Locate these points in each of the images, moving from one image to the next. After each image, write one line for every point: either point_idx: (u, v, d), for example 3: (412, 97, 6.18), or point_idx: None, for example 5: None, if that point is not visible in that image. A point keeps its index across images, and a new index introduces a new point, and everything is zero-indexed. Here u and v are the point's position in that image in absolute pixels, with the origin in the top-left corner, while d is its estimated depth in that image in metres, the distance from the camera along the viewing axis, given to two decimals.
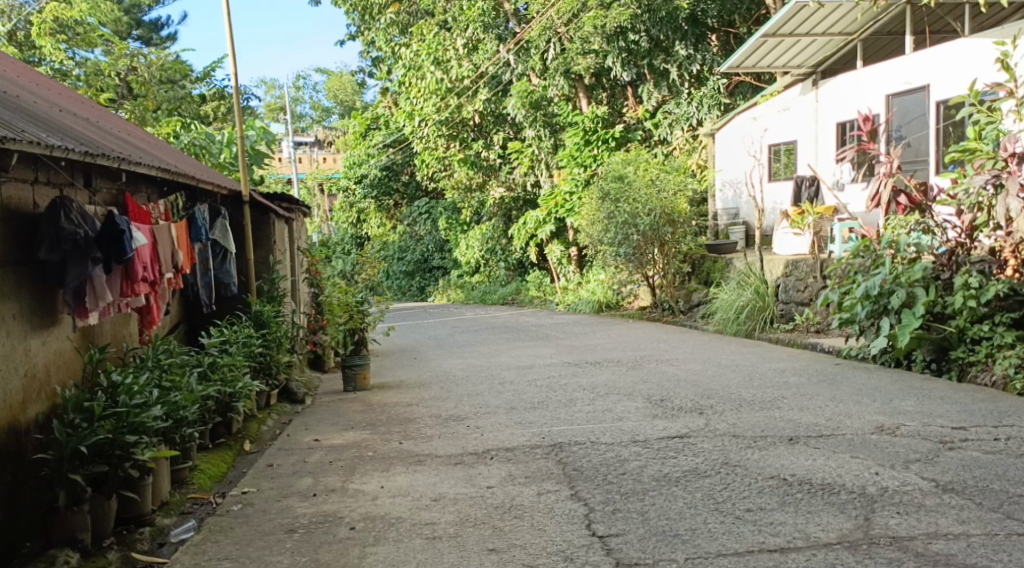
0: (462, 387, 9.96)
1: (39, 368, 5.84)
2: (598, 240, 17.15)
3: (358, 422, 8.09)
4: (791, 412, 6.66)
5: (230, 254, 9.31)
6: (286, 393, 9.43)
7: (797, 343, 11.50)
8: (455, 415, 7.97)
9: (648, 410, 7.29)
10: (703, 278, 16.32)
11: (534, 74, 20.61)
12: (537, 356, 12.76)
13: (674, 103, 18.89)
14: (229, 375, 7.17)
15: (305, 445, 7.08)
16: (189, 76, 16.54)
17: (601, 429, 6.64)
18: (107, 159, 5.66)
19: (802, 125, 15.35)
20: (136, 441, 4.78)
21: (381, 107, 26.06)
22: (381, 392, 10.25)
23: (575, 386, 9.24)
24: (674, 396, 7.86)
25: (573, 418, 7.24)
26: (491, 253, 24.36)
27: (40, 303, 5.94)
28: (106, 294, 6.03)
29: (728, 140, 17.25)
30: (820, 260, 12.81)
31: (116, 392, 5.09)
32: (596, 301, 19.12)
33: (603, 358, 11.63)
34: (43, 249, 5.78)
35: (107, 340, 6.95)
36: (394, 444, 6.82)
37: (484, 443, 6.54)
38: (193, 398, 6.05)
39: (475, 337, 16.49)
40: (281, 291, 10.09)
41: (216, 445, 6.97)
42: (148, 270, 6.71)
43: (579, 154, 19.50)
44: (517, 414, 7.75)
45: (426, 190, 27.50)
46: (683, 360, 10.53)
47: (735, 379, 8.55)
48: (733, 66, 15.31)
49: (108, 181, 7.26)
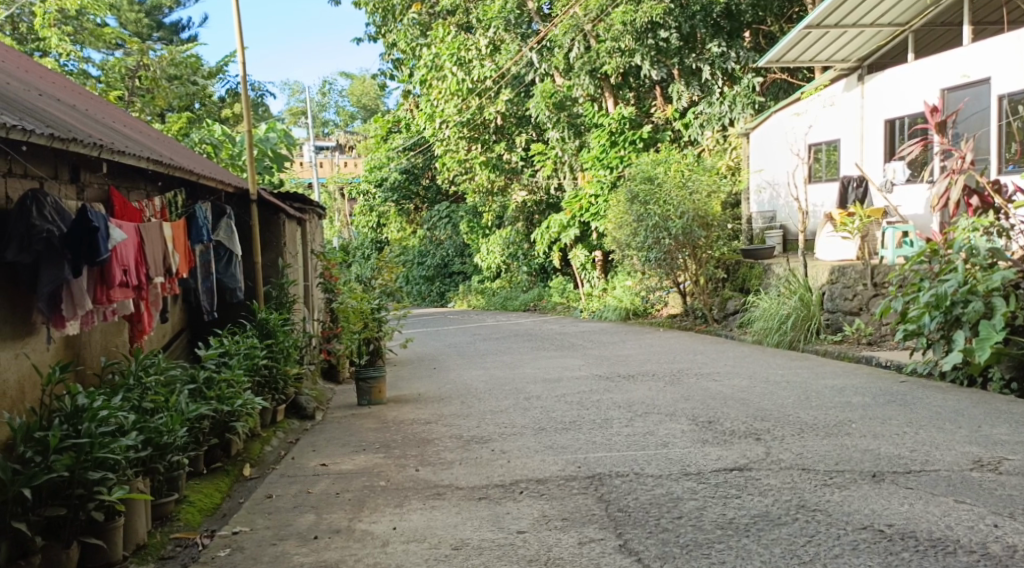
0: (485, 403, 9.20)
1: (10, 387, 5.28)
2: (626, 244, 16.37)
3: (371, 443, 7.33)
4: (864, 439, 5.85)
5: (235, 257, 8.61)
6: (295, 407, 8.68)
7: (848, 356, 10.66)
8: (478, 437, 7.21)
9: (695, 434, 6.48)
10: (739, 284, 15.63)
11: (559, 74, 19.95)
12: (564, 367, 11.96)
13: (706, 103, 17.99)
14: (227, 392, 6.42)
15: (311, 471, 6.31)
16: (202, 72, 15.91)
17: (645, 458, 5.83)
18: (83, 146, 4.94)
19: (847, 123, 14.45)
20: (100, 479, 4.11)
21: (401, 110, 25.39)
22: (398, 407, 9.49)
23: (609, 403, 8.44)
24: (723, 417, 7.04)
25: (611, 443, 6.44)
26: (513, 258, 23.60)
27: (9, 309, 5.29)
28: (85, 301, 5.38)
29: (765, 138, 16.37)
30: (870, 266, 11.94)
31: (79, 418, 4.43)
32: (623, 309, 18.33)
33: (637, 371, 10.82)
34: (11, 249, 5.08)
35: (95, 351, 6.36)
36: (410, 472, 6.06)
37: (513, 472, 5.75)
38: (180, 420, 5.33)
39: (498, 345, 15.71)
40: (291, 298, 9.36)
41: (211, 471, 6.21)
42: (131, 274, 5.97)
43: (605, 156, 18.76)
44: (547, 436, 6.99)
45: (447, 193, 26.85)
46: (725, 374, 9.70)
47: (790, 397, 7.71)
48: (772, 61, 14.46)
49: (93, 174, 6.58)
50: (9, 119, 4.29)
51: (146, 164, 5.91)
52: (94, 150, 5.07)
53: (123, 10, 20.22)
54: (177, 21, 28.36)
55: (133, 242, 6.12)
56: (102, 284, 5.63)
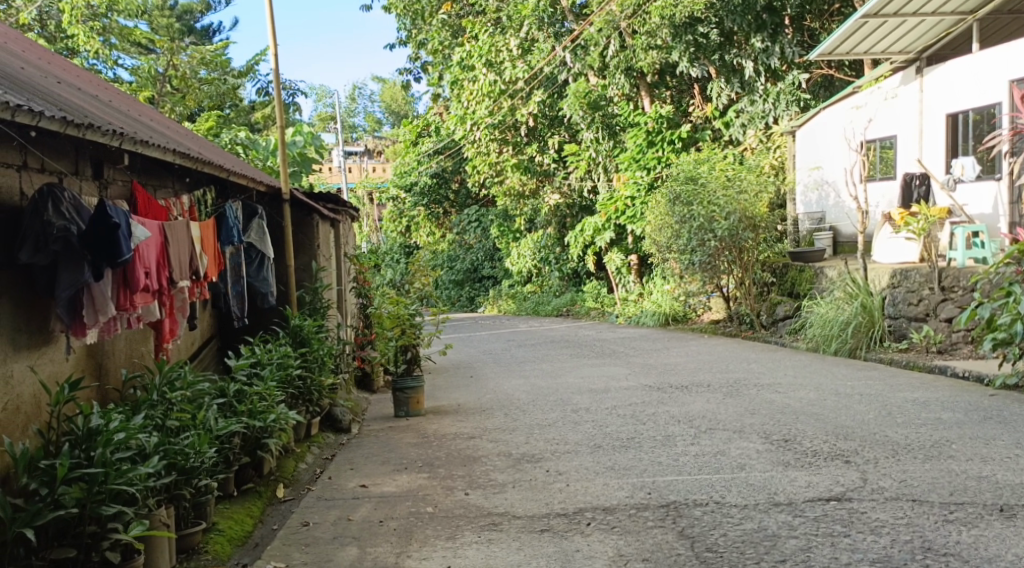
0: (531, 415, 8.62)
1: (25, 401, 4.83)
2: (666, 247, 15.77)
3: (414, 461, 6.79)
4: (970, 464, 5.22)
5: (267, 259, 8.10)
6: (330, 419, 8.16)
7: (918, 365, 10.14)
8: (530, 455, 6.64)
9: (772, 456, 5.85)
10: (787, 288, 14.96)
11: (593, 74, 19.35)
12: (609, 376, 11.34)
13: (748, 101, 17.28)
14: (259, 406, 5.88)
15: (351, 494, 5.76)
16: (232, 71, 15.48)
17: (723, 483, 5.22)
18: (102, 133, 4.50)
19: (904, 118, 13.72)
20: (116, 514, 3.69)
21: (430, 113, 24.92)
22: (437, 419, 8.95)
23: (667, 418, 7.84)
24: (800, 436, 6.42)
25: (680, 464, 5.84)
26: (545, 262, 22.99)
27: (24, 317, 4.85)
28: (107, 307, 4.92)
29: (815, 135, 15.72)
30: (938, 268, 11.22)
31: (92, 440, 3.95)
32: (662, 314, 17.71)
33: (690, 381, 10.18)
34: (25, 250, 4.62)
35: (119, 360, 5.93)
36: (459, 496, 5.51)
37: (575, 498, 5.16)
38: (208, 440, 4.83)
39: (536, 352, 15.13)
40: (325, 303, 8.85)
41: (242, 493, 5.68)
42: (153, 277, 5.44)
43: (642, 157, 18.10)
44: (606, 455, 6.41)
45: (477, 196, 26.28)
46: (789, 386, 9.04)
47: (868, 414, 7.07)
48: (824, 53, 13.86)
49: (117, 170, 6.13)
50: (14, 99, 3.86)
51: (172, 157, 5.45)
52: (113, 138, 4.62)
53: (153, 11, 19.85)
54: (207, 23, 28.10)
55: (157, 242, 5.61)
56: (125, 288, 5.12)
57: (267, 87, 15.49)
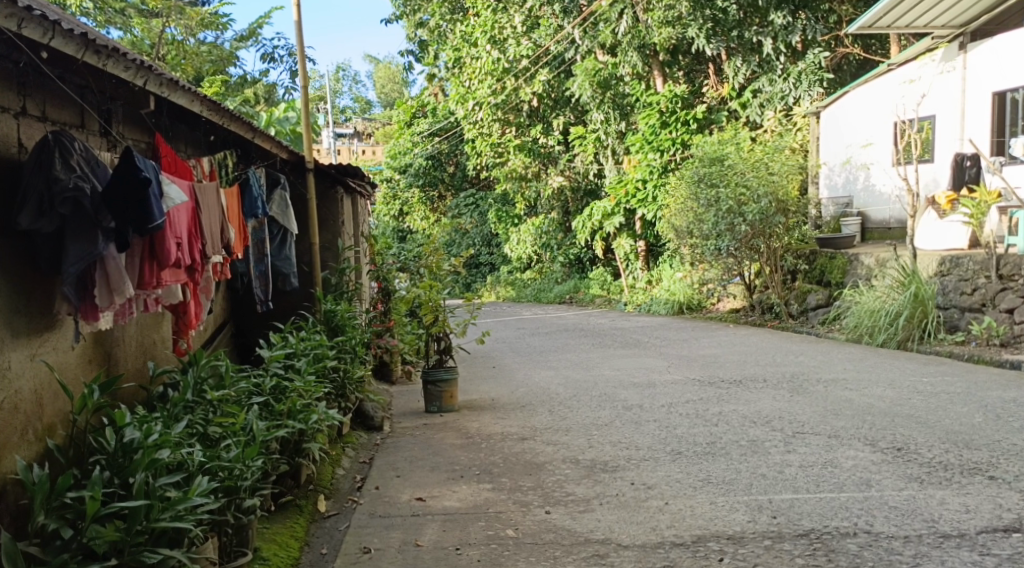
0: (580, 413, 7.83)
1: (25, 399, 4.02)
2: (686, 231, 14.92)
3: (468, 466, 5.99)
4: None
5: (291, 236, 7.28)
6: (360, 417, 7.33)
7: (986, 359, 9.41)
8: (602, 462, 5.83)
9: (894, 468, 5.06)
10: (817, 276, 14.10)
11: (602, 52, 18.20)
12: (648, 369, 10.53)
13: (767, 81, 16.01)
14: (299, 405, 5.07)
15: (408, 510, 4.98)
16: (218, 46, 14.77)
17: (859, 505, 4.43)
18: (124, 65, 3.90)
19: (946, 97, 12.89)
20: (159, 560, 3.29)
21: (426, 94, 23.94)
22: (474, 416, 8.16)
23: (737, 418, 7.05)
24: (913, 443, 5.63)
25: (791, 477, 5.04)
26: (546, 248, 22.06)
27: (24, 296, 4.06)
28: (126, 285, 4.11)
29: (838, 115, 15.04)
30: (996, 255, 10.41)
31: (130, 458, 3.61)
32: (676, 303, 16.84)
33: (741, 376, 9.38)
34: (26, 214, 3.86)
35: (131, 349, 5.11)
36: (539, 514, 4.74)
37: (685, 522, 4.42)
38: (255, 451, 4.18)
39: (551, 341, 14.30)
40: (352, 285, 8.04)
41: (281, 507, 4.88)
42: (185, 250, 4.66)
43: (654, 138, 17.12)
44: (692, 464, 5.64)
45: (473, 180, 25.25)
46: (860, 382, 8.26)
47: (976, 419, 6.29)
48: (864, 26, 12.97)
49: (132, 128, 5.42)
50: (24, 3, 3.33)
51: (200, 106, 4.75)
52: (137, 74, 4.01)
53: None
54: None
55: (188, 209, 4.83)
56: (153, 261, 4.36)
57: (270, 53, 14.50)
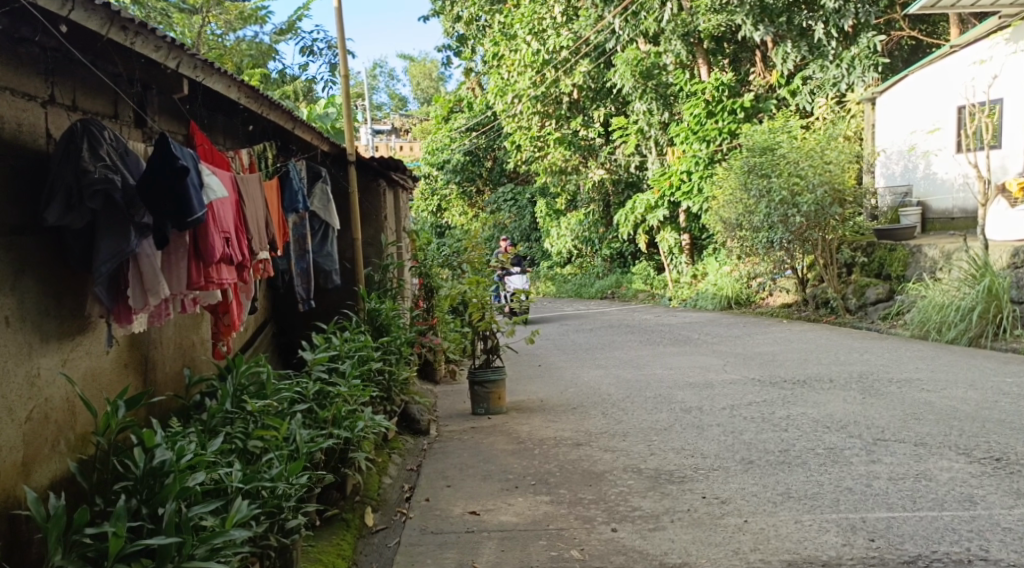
0: (636, 416, 7.40)
1: (56, 408, 3.69)
2: (737, 224, 14.38)
3: (523, 474, 5.59)
4: None
5: (332, 231, 6.92)
6: (406, 419, 6.95)
7: None
8: (668, 472, 5.40)
9: (997, 483, 4.58)
10: (875, 268, 13.53)
11: (645, 41, 17.62)
12: (703, 368, 10.06)
13: (818, 67, 15.41)
14: (344, 412, 4.69)
15: (462, 525, 4.59)
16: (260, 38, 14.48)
17: (966, 530, 3.97)
18: (154, 44, 3.55)
19: (1017, 78, 12.21)
20: None
21: (463, 88, 23.50)
22: (524, 418, 7.76)
23: (807, 421, 6.57)
24: (1012, 453, 5.14)
25: (881, 492, 4.58)
26: (587, 243, 21.58)
27: (54, 298, 3.73)
28: (162, 286, 3.75)
29: (896, 101, 14.43)
30: None
31: (161, 482, 3.28)
32: (724, 298, 16.28)
33: (804, 375, 8.87)
34: (54, 208, 3.54)
35: (170, 352, 4.77)
36: (604, 532, 4.33)
37: (770, 544, 3.99)
38: (298, 468, 3.82)
39: (597, 339, 13.82)
40: (396, 282, 7.67)
41: (326, 521, 4.50)
42: (229, 248, 4.31)
43: (700, 128, 16.55)
44: (766, 474, 5.18)
45: (512, 174, 24.82)
46: (936, 382, 7.73)
47: None
48: (926, 6, 12.35)
49: (167, 118, 5.07)
50: None
51: (236, 93, 4.38)
52: (168, 55, 3.64)
53: None
54: None
55: (229, 202, 4.48)
56: (198, 260, 4.03)
57: (308, 47, 14.18)
